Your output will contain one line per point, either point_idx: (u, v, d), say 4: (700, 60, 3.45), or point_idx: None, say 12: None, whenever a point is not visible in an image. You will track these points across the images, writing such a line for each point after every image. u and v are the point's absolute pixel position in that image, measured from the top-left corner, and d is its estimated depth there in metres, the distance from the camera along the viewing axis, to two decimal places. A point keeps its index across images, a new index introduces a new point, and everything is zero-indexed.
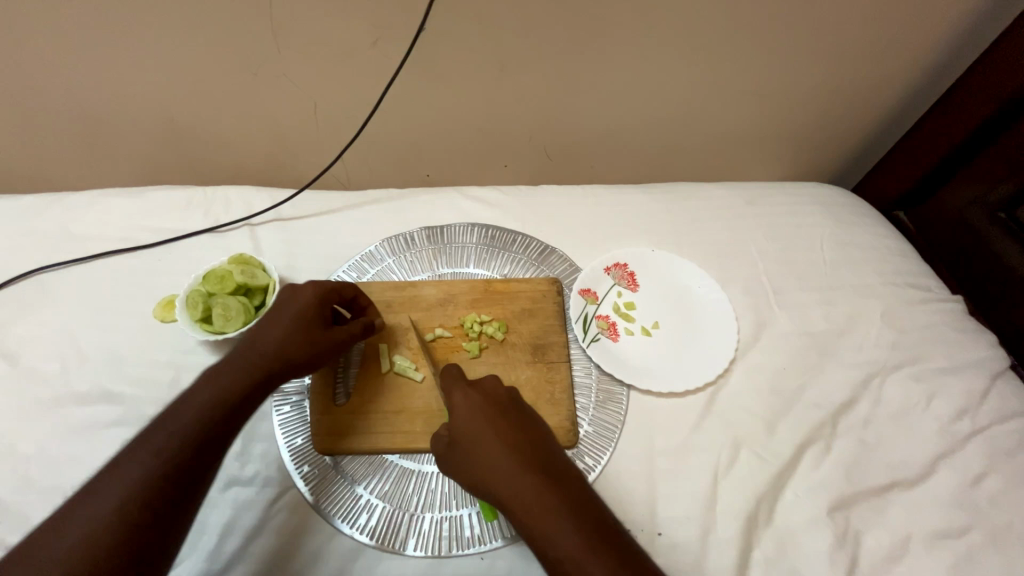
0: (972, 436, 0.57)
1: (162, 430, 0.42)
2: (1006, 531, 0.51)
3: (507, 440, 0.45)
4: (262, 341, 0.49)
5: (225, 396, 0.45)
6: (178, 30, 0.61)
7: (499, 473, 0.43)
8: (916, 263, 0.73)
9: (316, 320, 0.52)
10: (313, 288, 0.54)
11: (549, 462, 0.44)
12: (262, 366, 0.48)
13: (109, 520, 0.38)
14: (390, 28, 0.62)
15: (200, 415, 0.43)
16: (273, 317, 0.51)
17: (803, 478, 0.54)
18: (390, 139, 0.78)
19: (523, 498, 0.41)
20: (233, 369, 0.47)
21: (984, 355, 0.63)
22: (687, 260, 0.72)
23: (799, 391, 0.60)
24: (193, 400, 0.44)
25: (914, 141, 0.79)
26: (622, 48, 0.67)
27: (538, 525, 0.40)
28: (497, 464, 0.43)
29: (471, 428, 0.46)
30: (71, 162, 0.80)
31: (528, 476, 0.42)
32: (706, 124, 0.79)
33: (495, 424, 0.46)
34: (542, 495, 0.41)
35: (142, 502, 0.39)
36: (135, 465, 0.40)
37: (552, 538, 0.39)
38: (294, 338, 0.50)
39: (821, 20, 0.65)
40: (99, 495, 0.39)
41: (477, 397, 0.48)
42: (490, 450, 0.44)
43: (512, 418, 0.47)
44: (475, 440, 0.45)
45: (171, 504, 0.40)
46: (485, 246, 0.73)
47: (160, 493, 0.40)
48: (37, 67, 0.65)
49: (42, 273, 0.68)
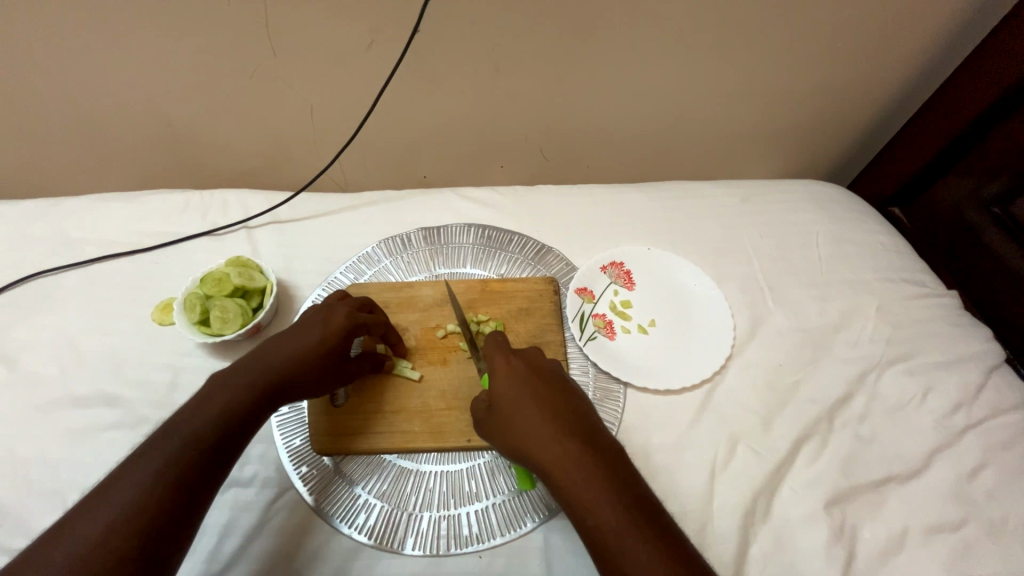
0: (969, 430, 0.57)
1: (172, 432, 0.42)
2: (1003, 524, 0.51)
3: (549, 407, 0.45)
4: (276, 359, 0.48)
5: (233, 410, 0.45)
6: (174, 34, 0.62)
7: (539, 438, 0.43)
8: (914, 258, 0.73)
9: (335, 351, 0.51)
10: (347, 316, 0.52)
11: (591, 430, 0.44)
12: (277, 376, 0.48)
13: (114, 529, 0.37)
14: (384, 29, 0.62)
15: (208, 426, 0.43)
16: (300, 332, 0.50)
17: (799, 474, 0.54)
18: (385, 141, 0.78)
19: (563, 463, 0.41)
20: (250, 376, 0.47)
21: (981, 349, 0.63)
22: (683, 258, 0.72)
23: (795, 387, 0.60)
24: (203, 410, 0.44)
25: (911, 136, 0.79)
26: (616, 47, 0.67)
27: (576, 490, 0.40)
28: (537, 429, 0.43)
29: (512, 394, 0.46)
30: (71, 167, 0.81)
31: (569, 442, 0.42)
32: (702, 122, 0.79)
33: (536, 392, 0.46)
34: (582, 458, 0.41)
35: (149, 511, 0.38)
36: (143, 474, 0.40)
37: (589, 504, 0.39)
38: (306, 368, 0.49)
39: (815, 16, 0.64)
40: (105, 503, 0.38)
41: (521, 366, 0.49)
42: (530, 415, 0.44)
43: (554, 388, 0.47)
44: (516, 405, 0.45)
45: (177, 516, 0.39)
46: (481, 246, 0.73)
47: (168, 503, 0.39)
48: (35, 73, 0.66)
49: (41, 277, 0.69)
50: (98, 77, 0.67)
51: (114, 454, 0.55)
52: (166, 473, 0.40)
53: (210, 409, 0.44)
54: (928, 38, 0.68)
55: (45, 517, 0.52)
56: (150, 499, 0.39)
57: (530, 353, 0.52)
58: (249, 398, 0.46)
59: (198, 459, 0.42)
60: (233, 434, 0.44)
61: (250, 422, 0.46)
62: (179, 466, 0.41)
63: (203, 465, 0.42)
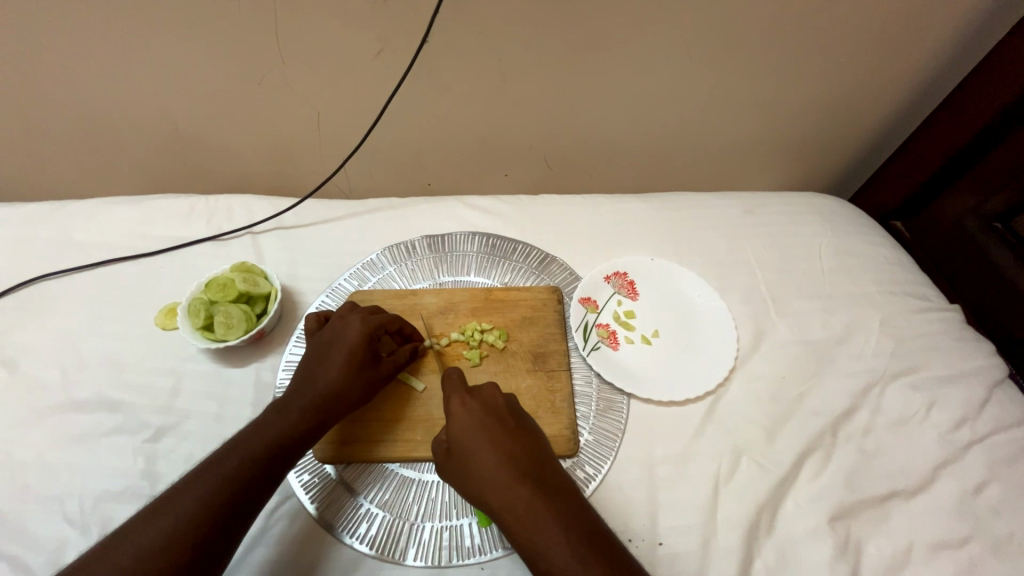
0: (973, 445, 0.57)
1: (234, 451, 0.46)
2: (1008, 540, 0.51)
3: (503, 449, 0.45)
4: (316, 384, 0.52)
5: (287, 434, 0.48)
6: (185, 42, 0.63)
7: (493, 482, 0.43)
8: (917, 271, 0.73)
9: (365, 360, 0.54)
10: (361, 325, 0.55)
11: (543, 471, 0.44)
12: (319, 406, 0.51)
13: (172, 537, 0.40)
14: (392, 40, 0.63)
15: (265, 444, 0.47)
16: (327, 354, 0.54)
17: (803, 488, 0.54)
18: (391, 149, 0.79)
19: (514, 509, 0.41)
20: (294, 408, 0.50)
21: (984, 364, 0.63)
22: (687, 269, 0.72)
23: (799, 399, 0.60)
24: (261, 432, 0.48)
25: (911, 152, 0.80)
26: (621, 59, 0.67)
27: (528, 534, 0.40)
28: (490, 476, 0.43)
29: (468, 437, 0.46)
30: (76, 170, 0.81)
31: (520, 485, 0.42)
32: (705, 134, 0.80)
33: (492, 433, 0.46)
34: (535, 507, 0.41)
35: (204, 524, 0.41)
36: (202, 485, 0.43)
37: (543, 547, 0.39)
38: (347, 384, 0.52)
39: (816, 31, 0.66)
40: (166, 511, 0.41)
41: (474, 406, 0.48)
42: (486, 457, 0.44)
43: (509, 426, 0.47)
44: (471, 447, 0.45)
45: (226, 533, 0.42)
46: (485, 255, 0.73)
47: (222, 517, 0.42)
48: (44, 77, 0.66)
49: (42, 281, 0.69)
50: (107, 81, 0.68)
51: (113, 460, 0.55)
52: (222, 489, 0.43)
53: (267, 432, 0.48)
54: (927, 54, 0.70)
55: (44, 523, 0.51)
56: (207, 512, 0.41)
57: (486, 390, 0.50)
58: (301, 425, 0.49)
59: (249, 478, 0.45)
60: (286, 458, 0.48)
61: (301, 443, 0.49)
62: (234, 482, 0.44)
63: (253, 485, 0.45)
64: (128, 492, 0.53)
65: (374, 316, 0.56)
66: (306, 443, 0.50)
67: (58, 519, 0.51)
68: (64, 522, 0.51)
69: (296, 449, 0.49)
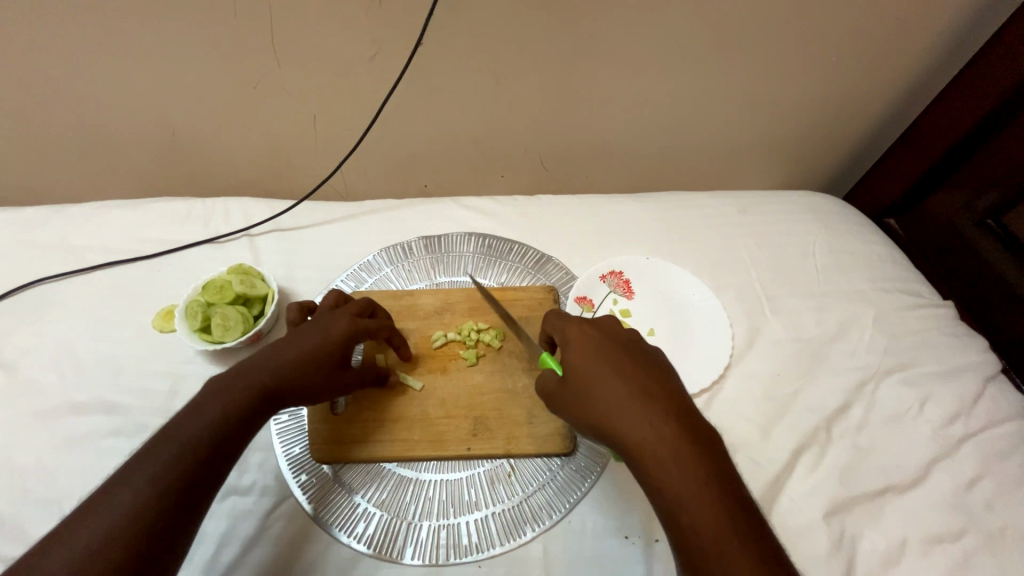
0: (966, 440, 0.57)
1: (172, 439, 0.43)
2: (1001, 535, 0.51)
3: (633, 377, 0.44)
4: (276, 363, 0.49)
5: (230, 415, 0.45)
6: (181, 46, 0.63)
7: (619, 408, 0.42)
8: (910, 268, 0.74)
9: (336, 356, 0.51)
10: (347, 322, 0.53)
11: (683, 405, 0.42)
12: (268, 387, 0.48)
13: (109, 537, 0.38)
14: (387, 44, 0.64)
15: (207, 429, 0.44)
16: (299, 338, 0.51)
17: (798, 484, 0.54)
18: (387, 151, 0.79)
19: (649, 437, 0.40)
20: (244, 385, 0.47)
21: (977, 359, 0.64)
22: (682, 268, 0.72)
23: (794, 395, 0.61)
24: (202, 412, 0.45)
25: (902, 153, 0.81)
26: (615, 61, 0.68)
27: (662, 465, 0.39)
28: (616, 402, 0.43)
29: (590, 364, 0.46)
30: (75, 174, 0.82)
31: (657, 414, 0.41)
32: (699, 134, 0.80)
33: (616, 364, 0.45)
34: (666, 436, 0.40)
35: (146, 521, 0.39)
36: (142, 478, 0.40)
37: (666, 479, 0.39)
38: (304, 375, 0.49)
39: (806, 31, 0.66)
40: (105, 506, 0.39)
41: (596, 336, 0.48)
42: (619, 385, 0.43)
43: (637, 359, 0.46)
44: (600, 376, 0.44)
45: (172, 526, 0.40)
46: (481, 255, 0.74)
47: (164, 511, 0.40)
48: (41, 81, 0.67)
49: (40, 284, 0.69)
50: (104, 85, 0.68)
51: (110, 462, 0.55)
52: (165, 480, 0.41)
53: (209, 411, 0.45)
54: (916, 54, 0.70)
55: (42, 525, 0.51)
56: (150, 506, 0.40)
57: (607, 324, 0.50)
58: (246, 403, 0.46)
59: (194, 467, 0.42)
60: (230, 441, 0.45)
61: (246, 428, 0.46)
62: (176, 474, 0.41)
63: (198, 473, 0.42)
64: None
65: (363, 321, 0.54)
66: (257, 423, 0.47)
67: (56, 521, 0.52)
68: None
69: (242, 430, 0.46)
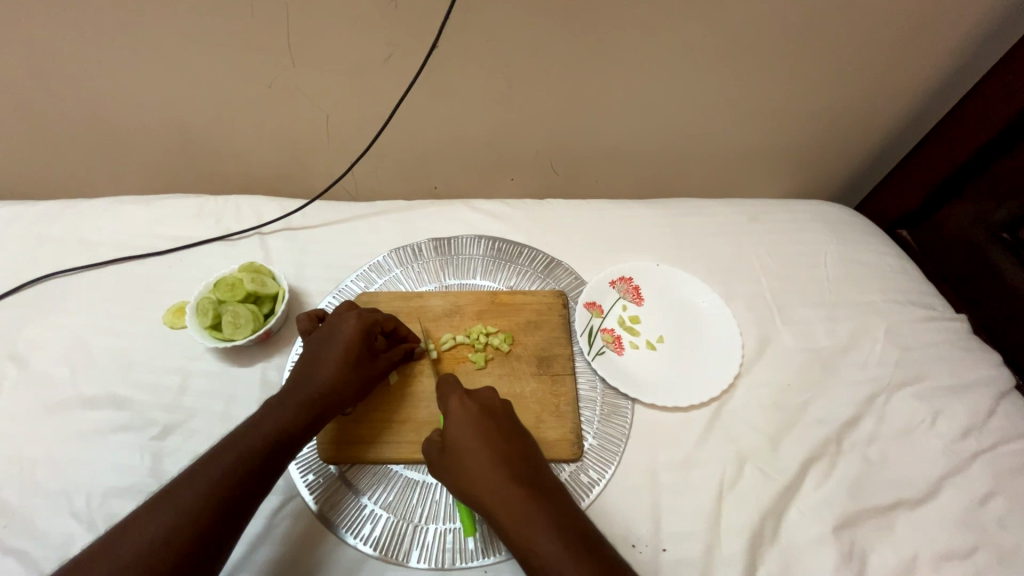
0: (978, 456, 0.57)
1: (232, 448, 0.46)
2: (1013, 553, 0.51)
3: (495, 449, 0.46)
4: (316, 377, 0.52)
5: (285, 428, 0.49)
6: (198, 42, 0.64)
7: (488, 482, 0.44)
8: (923, 280, 0.73)
9: (362, 357, 0.54)
10: (358, 320, 0.55)
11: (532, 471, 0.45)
12: (318, 400, 0.51)
13: (168, 537, 0.40)
14: (403, 46, 0.64)
15: (262, 441, 0.47)
16: (324, 350, 0.54)
17: (808, 496, 0.54)
18: (399, 152, 0.79)
19: (505, 501, 0.42)
20: (292, 402, 0.50)
21: (990, 374, 0.63)
22: (692, 276, 0.72)
23: (804, 406, 0.60)
24: (259, 426, 0.48)
25: (917, 162, 0.80)
26: (630, 66, 0.68)
27: (521, 532, 0.41)
28: (482, 473, 0.44)
29: (460, 436, 0.47)
30: (88, 169, 0.82)
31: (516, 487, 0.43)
32: (711, 141, 0.80)
33: (487, 431, 0.47)
34: (521, 502, 0.42)
35: (202, 523, 0.41)
36: (206, 479, 0.43)
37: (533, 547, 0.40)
38: (344, 379, 0.53)
39: (822, 39, 0.66)
40: (164, 507, 0.41)
41: (470, 408, 0.48)
42: (478, 461, 0.45)
43: (504, 428, 0.48)
44: (465, 448, 0.46)
45: (224, 529, 0.42)
46: (491, 258, 0.74)
47: (219, 514, 0.42)
48: (59, 76, 0.67)
49: (53, 278, 0.69)
50: (121, 82, 0.69)
51: (119, 457, 0.55)
52: (221, 486, 0.43)
53: (265, 426, 0.48)
54: (933, 65, 0.70)
55: (50, 519, 0.51)
56: (206, 509, 0.42)
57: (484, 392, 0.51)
58: (300, 417, 0.50)
59: (247, 475, 0.45)
60: (283, 451, 0.48)
61: (297, 439, 0.49)
62: (232, 480, 0.44)
63: (250, 481, 0.45)
64: (134, 488, 0.54)
65: (369, 311, 0.57)
66: (305, 437, 0.50)
67: (64, 515, 0.52)
68: (70, 518, 0.51)
69: (293, 443, 0.49)
